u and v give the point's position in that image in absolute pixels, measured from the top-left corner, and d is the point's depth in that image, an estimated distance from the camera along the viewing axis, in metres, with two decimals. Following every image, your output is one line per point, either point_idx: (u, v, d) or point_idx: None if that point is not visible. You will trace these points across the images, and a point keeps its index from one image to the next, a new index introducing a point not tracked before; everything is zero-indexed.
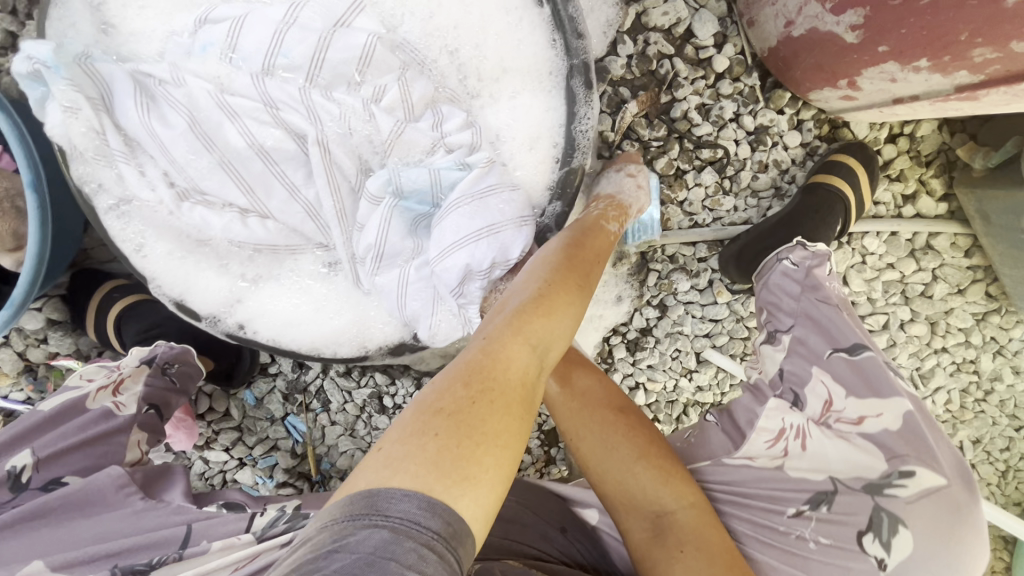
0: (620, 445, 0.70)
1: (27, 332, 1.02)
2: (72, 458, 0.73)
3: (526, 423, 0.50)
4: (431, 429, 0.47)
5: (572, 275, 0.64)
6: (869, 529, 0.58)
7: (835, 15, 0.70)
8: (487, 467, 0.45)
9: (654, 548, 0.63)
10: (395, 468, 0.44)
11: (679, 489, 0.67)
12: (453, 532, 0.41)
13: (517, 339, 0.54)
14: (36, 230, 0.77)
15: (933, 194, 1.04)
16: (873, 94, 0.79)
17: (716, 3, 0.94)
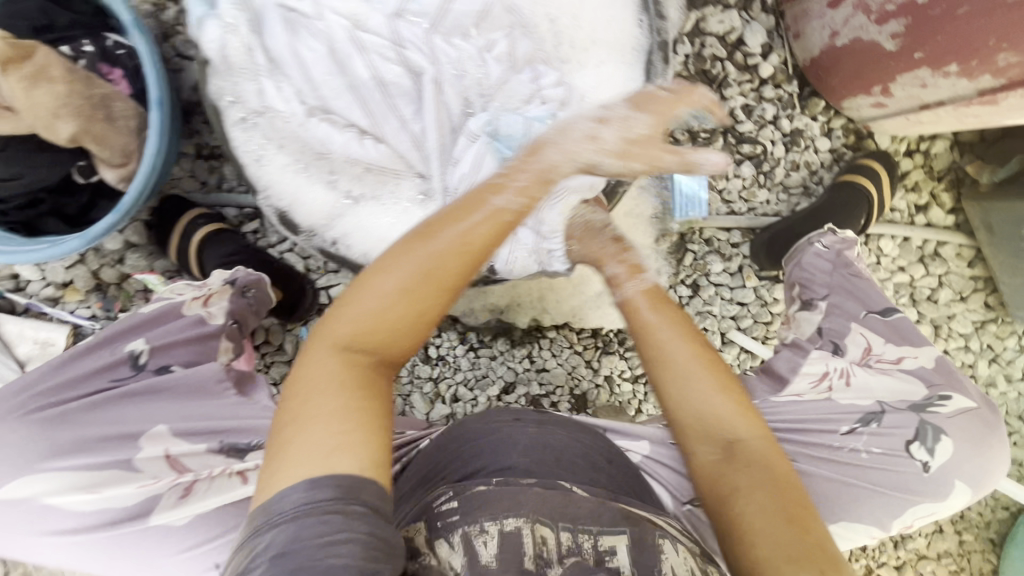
0: (698, 373, 0.70)
1: (105, 253, 1.09)
2: (178, 351, 0.79)
3: (333, 400, 0.53)
4: (293, 417, 0.53)
5: (448, 250, 0.57)
6: (916, 438, 0.68)
7: (878, 25, 0.83)
8: (328, 445, 0.51)
9: (722, 475, 0.65)
10: (272, 463, 0.51)
11: (753, 423, 0.68)
12: (350, 487, 0.49)
13: (320, 348, 0.56)
14: (152, 142, 0.87)
15: (943, 206, 1.16)
16: (902, 100, 0.91)
17: (766, 17, 1.07)
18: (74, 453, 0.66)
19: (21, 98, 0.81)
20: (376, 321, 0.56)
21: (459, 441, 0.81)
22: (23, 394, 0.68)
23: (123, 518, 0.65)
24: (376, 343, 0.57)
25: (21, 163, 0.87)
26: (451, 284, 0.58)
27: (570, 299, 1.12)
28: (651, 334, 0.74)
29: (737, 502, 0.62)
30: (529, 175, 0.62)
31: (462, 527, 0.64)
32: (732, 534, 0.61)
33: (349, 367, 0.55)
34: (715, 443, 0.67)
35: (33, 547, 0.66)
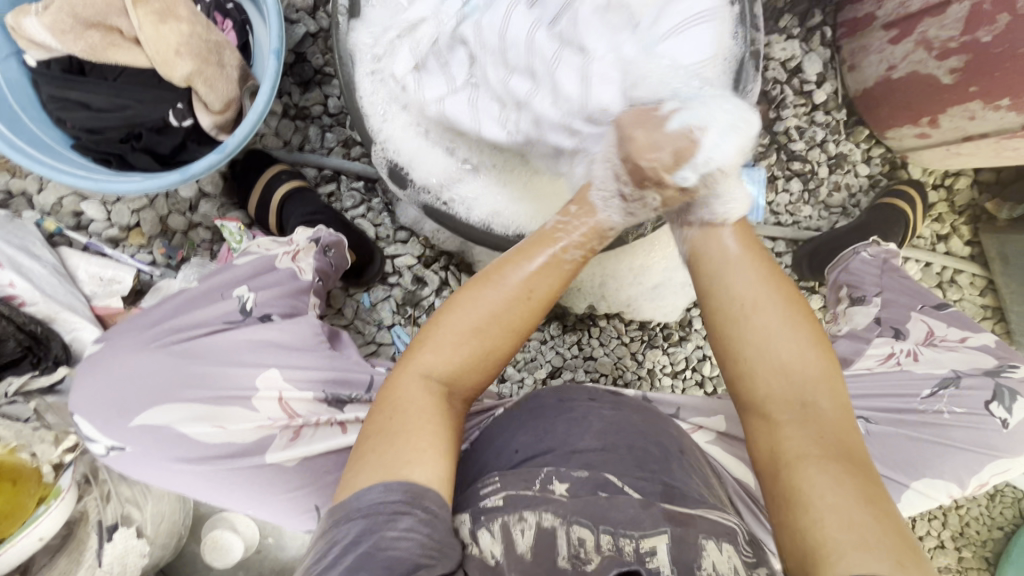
0: (778, 314, 0.60)
1: (176, 200, 1.05)
2: (278, 301, 0.75)
3: (424, 412, 0.57)
4: (383, 424, 0.56)
5: (511, 290, 0.61)
6: (995, 399, 0.76)
7: (938, 61, 0.96)
8: (417, 449, 0.54)
9: (787, 440, 0.55)
10: (366, 453, 0.54)
11: (837, 387, 0.57)
12: (418, 495, 0.51)
13: (441, 361, 0.60)
14: (264, 92, 0.88)
15: (961, 237, 1.26)
16: (947, 131, 1.03)
17: (824, 49, 1.16)
18: (197, 386, 0.66)
19: (148, 31, 0.87)
20: (466, 363, 0.60)
21: (532, 413, 0.68)
22: (154, 328, 0.68)
23: (242, 453, 0.64)
24: (457, 376, 0.61)
25: (125, 95, 0.91)
26: (519, 325, 0.62)
27: (626, 288, 1.19)
28: (710, 268, 0.64)
29: (802, 474, 0.52)
30: (584, 228, 0.66)
31: (502, 518, 0.54)
32: (784, 510, 0.52)
33: (431, 391, 0.59)
34: (791, 404, 0.57)
35: (159, 475, 0.64)
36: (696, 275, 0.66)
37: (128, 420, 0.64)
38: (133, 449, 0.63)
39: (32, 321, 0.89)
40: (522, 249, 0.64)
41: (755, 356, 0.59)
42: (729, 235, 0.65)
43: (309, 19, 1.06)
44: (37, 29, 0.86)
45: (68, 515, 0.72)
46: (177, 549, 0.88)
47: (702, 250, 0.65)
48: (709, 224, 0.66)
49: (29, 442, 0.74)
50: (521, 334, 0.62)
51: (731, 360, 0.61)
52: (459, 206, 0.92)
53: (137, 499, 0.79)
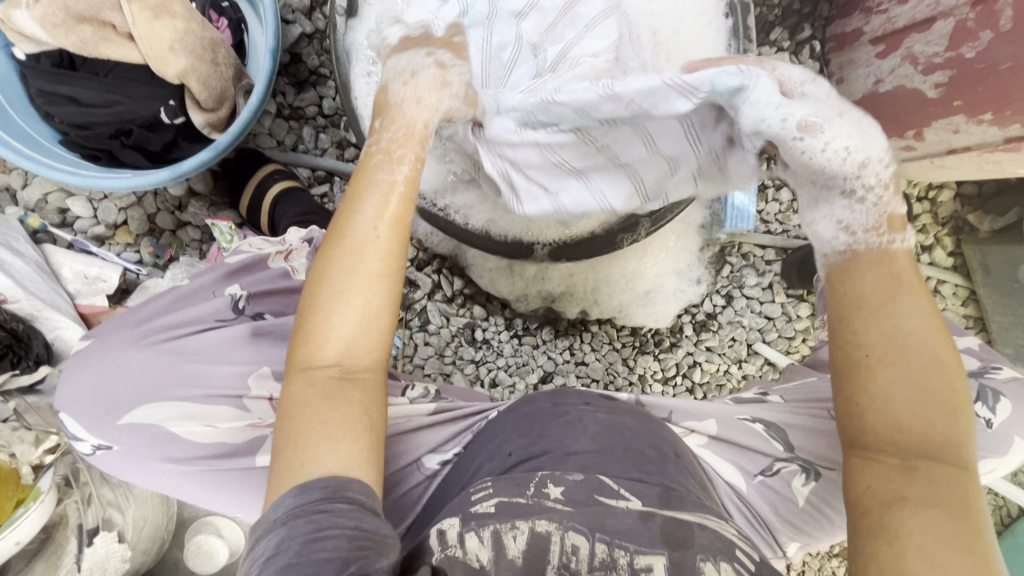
0: (931, 360, 0.52)
1: (165, 197, 1.03)
2: (270, 301, 0.74)
3: (317, 410, 0.53)
4: (288, 420, 0.54)
5: (362, 241, 0.57)
6: (978, 400, 0.76)
7: (924, 75, 0.98)
8: (319, 446, 0.51)
9: (895, 483, 0.50)
10: (278, 464, 0.52)
11: (964, 447, 0.51)
12: (334, 486, 0.49)
13: (318, 353, 0.55)
14: (257, 91, 0.88)
15: (944, 249, 1.29)
16: (932, 144, 1.04)
17: (813, 62, 1.19)
18: (185, 384, 0.64)
19: (142, 27, 0.85)
20: (350, 337, 0.55)
21: (526, 416, 0.67)
22: (141, 328, 0.66)
23: (231, 453, 0.63)
24: (348, 355, 0.55)
25: (115, 91, 0.89)
26: (381, 271, 0.57)
27: (619, 294, 1.19)
28: (870, 301, 0.54)
29: (906, 519, 0.48)
30: (398, 130, 0.65)
31: (494, 525, 0.53)
32: (879, 544, 0.48)
33: (324, 377, 0.54)
34: (907, 449, 0.51)
35: (147, 476, 0.63)
36: (847, 300, 0.56)
37: (118, 418, 0.62)
38: (120, 448, 0.62)
39: (14, 319, 0.86)
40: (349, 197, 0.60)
41: (886, 398, 0.51)
42: (881, 274, 0.55)
43: (306, 20, 1.05)
44: (27, 21, 0.85)
45: (46, 519, 0.71)
46: (159, 554, 0.86)
47: (848, 285, 0.57)
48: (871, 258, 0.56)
49: (7, 442, 0.71)
50: (387, 283, 0.57)
51: (863, 395, 0.52)
52: (454, 214, 0.94)
53: (119, 502, 0.77)
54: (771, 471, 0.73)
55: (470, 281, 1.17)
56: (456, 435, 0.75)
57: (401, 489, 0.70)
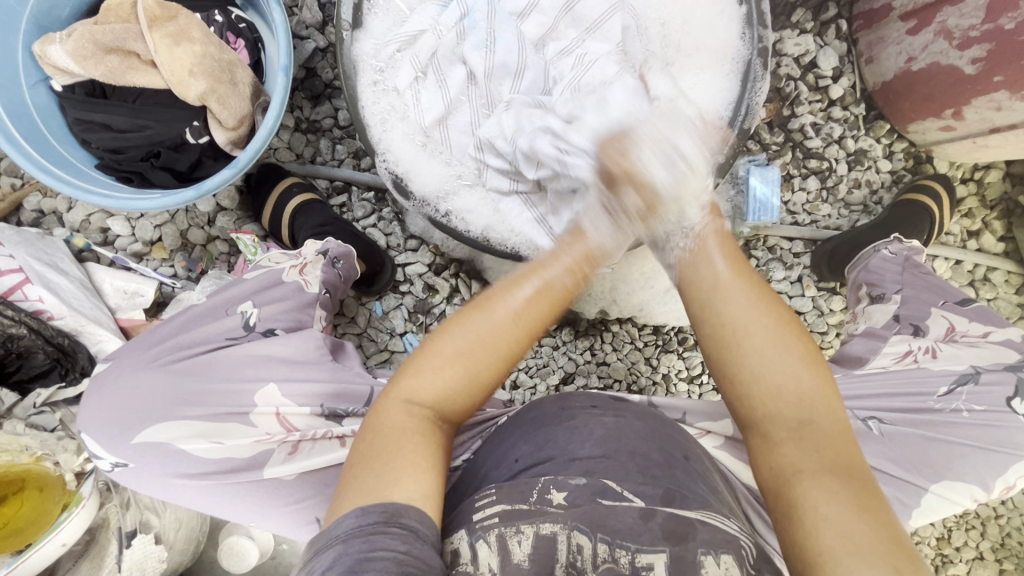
0: (766, 328, 0.60)
1: (195, 214, 1.08)
2: (283, 315, 0.77)
3: (408, 441, 0.55)
4: (368, 452, 0.55)
5: (501, 320, 0.60)
6: (1017, 395, 0.73)
7: (959, 50, 0.93)
8: (402, 473, 0.53)
9: (785, 457, 0.56)
10: (353, 480, 0.52)
11: (831, 402, 0.58)
12: (393, 514, 0.49)
13: (407, 395, 0.58)
14: (273, 108, 0.90)
15: (994, 233, 1.19)
16: (973, 123, 0.98)
17: (839, 43, 1.12)
18: (198, 403, 0.68)
19: (163, 54, 0.90)
20: (448, 388, 0.59)
21: (532, 424, 0.67)
22: (155, 348, 0.71)
23: (241, 468, 0.66)
24: (443, 401, 0.59)
25: (143, 115, 0.94)
26: (506, 353, 0.60)
27: (638, 292, 1.17)
28: (702, 291, 0.64)
29: (802, 488, 0.53)
30: (576, 256, 0.66)
31: (497, 528, 0.53)
32: (790, 521, 0.52)
33: (411, 415, 0.58)
34: (787, 420, 0.57)
35: (163, 490, 0.66)
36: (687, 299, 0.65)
37: (131, 437, 0.66)
38: (135, 465, 0.66)
39: (59, 334, 0.93)
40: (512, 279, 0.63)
41: (750, 380, 0.59)
42: (718, 256, 0.65)
43: (319, 35, 1.08)
44: (61, 56, 0.91)
45: (89, 521, 0.76)
46: (195, 554, 0.91)
47: (690, 277, 0.65)
48: (694, 248, 0.66)
49: (52, 452, 0.79)
50: (508, 357, 0.60)
51: (739, 387, 0.60)
52: (456, 221, 0.91)
53: (155, 506, 0.82)
54: None
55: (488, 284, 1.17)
56: (462, 443, 0.75)
57: None
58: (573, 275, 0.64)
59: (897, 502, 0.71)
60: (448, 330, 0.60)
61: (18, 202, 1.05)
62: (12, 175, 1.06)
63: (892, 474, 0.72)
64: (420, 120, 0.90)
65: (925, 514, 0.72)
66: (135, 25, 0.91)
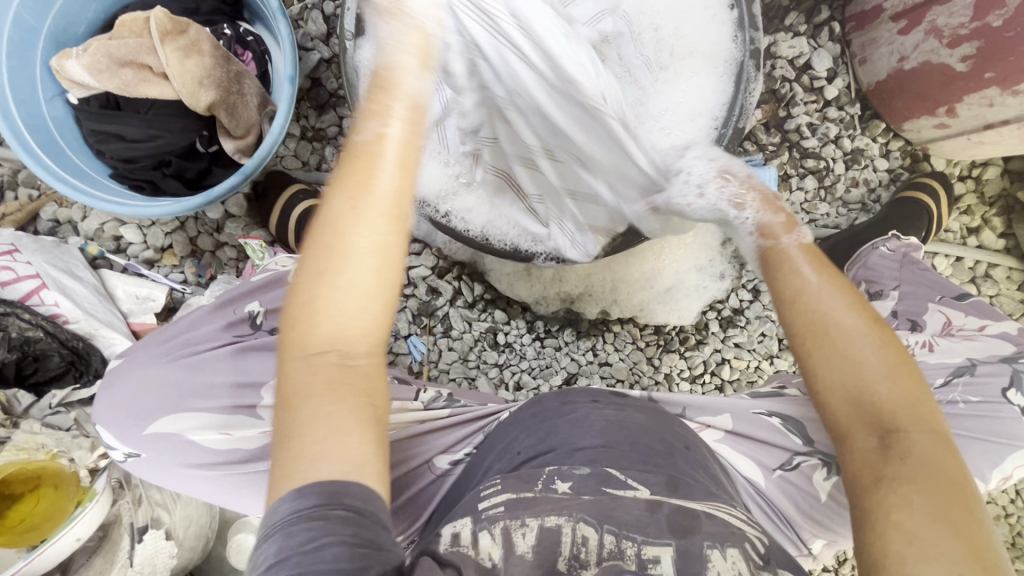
0: (861, 330, 0.56)
1: (205, 221, 1.11)
2: None
3: (319, 395, 0.48)
4: (283, 425, 0.48)
5: (360, 211, 0.51)
6: (1012, 384, 0.73)
7: (950, 49, 0.94)
8: (320, 441, 0.47)
9: (871, 466, 0.52)
10: (270, 473, 0.47)
11: (926, 411, 0.53)
12: (332, 495, 0.44)
13: (296, 341, 0.50)
14: (279, 117, 0.93)
15: (994, 230, 1.19)
16: (967, 120, 1.00)
17: (833, 45, 1.14)
18: (205, 395, 0.69)
19: (174, 67, 0.93)
20: (341, 320, 0.50)
21: (533, 418, 0.68)
22: (165, 345, 0.73)
23: (248, 458, 0.67)
24: (342, 336, 0.50)
25: (155, 125, 0.98)
26: (384, 243, 0.51)
27: (639, 292, 1.18)
28: (789, 294, 0.60)
29: (885, 506, 0.49)
30: (404, 106, 0.53)
31: (503, 521, 0.53)
32: (865, 529, 0.50)
33: (315, 368, 0.50)
34: (878, 425, 0.53)
35: (173, 479, 0.68)
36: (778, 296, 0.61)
37: (144, 428, 0.68)
38: (146, 455, 0.68)
39: (74, 337, 0.96)
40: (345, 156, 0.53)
41: (831, 380, 0.56)
42: (808, 265, 0.61)
43: (323, 46, 1.12)
44: (77, 70, 0.94)
45: (101, 518, 0.78)
46: (205, 552, 0.93)
47: (777, 280, 0.62)
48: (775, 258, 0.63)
49: (68, 449, 0.81)
50: (391, 249, 0.52)
51: (822, 388, 0.56)
52: (454, 220, 0.98)
53: (166, 502, 0.84)
54: (790, 466, 0.73)
55: (490, 287, 1.18)
56: (464, 438, 0.77)
57: (417, 485, 0.73)
58: (404, 117, 0.53)
59: None
60: (319, 253, 0.51)
61: (35, 213, 1.09)
62: (29, 187, 1.10)
63: None
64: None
65: None
66: (147, 39, 0.94)
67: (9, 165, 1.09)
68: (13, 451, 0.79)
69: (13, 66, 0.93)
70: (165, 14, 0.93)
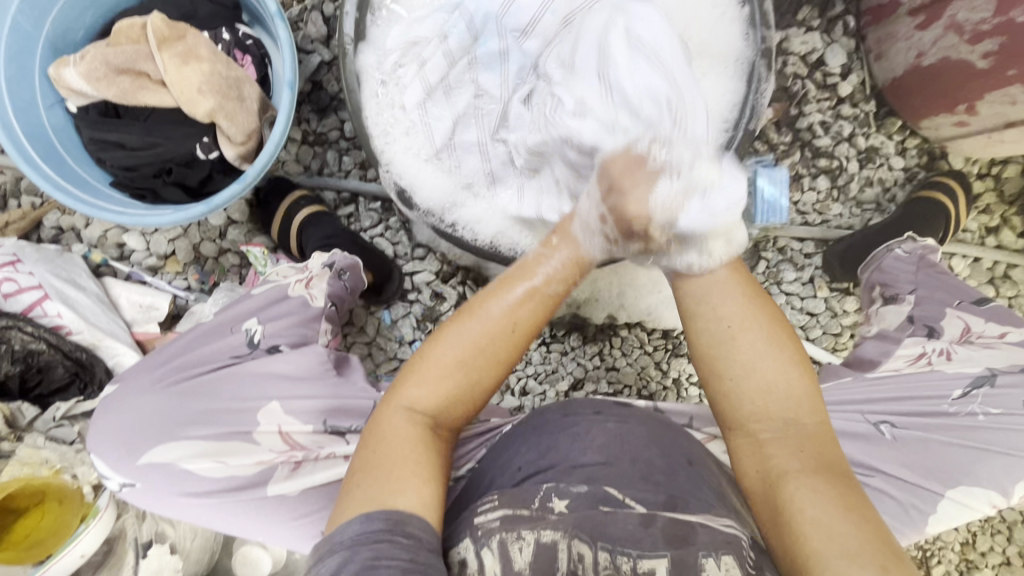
0: (757, 336, 0.62)
1: (207, 228, 1.10)
2: (289, 330, 0.78)
3: (412, 450, 0.57)
4: (369, 460, 0.57)
5: (492, 327, 0.62)
6: None
7: (970, 44, 0.91)
8: (405, 480, 0.54)
9: (773, 462, 0.59)
10: (358, 487, 0.54)
11: (817, 407, 0.62)
12: (397, 521, 0.51)
13: (402, 401, 0.60)
14: (279, 122, 0.92)
15: (1014, 229, 1.16)
16: (987, 118, 0.97)
17: (846, 40, 1.11)
18: (202, 423, 0.69)
19: (172, 73, 0.92)
20: (449, 396, 0.61)
21: (535, 431, 0.66)
22: (161, 369, 0.73)
23: (244, 486, 0.67)
24: (442, 410, 0.61)
25: (155, 133, 0.97)
26: (499, 359, 0.63)
27: (646, 296, 1.16)
28: (697, 291, 0.66)
29: (789, 491, 0.57)
30: (565, 256, 0.67)
31: (499, 534, 0.52)
32: (784, 531, 0.56)
33: (413, 424, 0.59)
34: (773, 424, 0.61)
35: (169, 508, 0.68)
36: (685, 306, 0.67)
37: (137, 457, 0.67)
38: (141, 485, 0.67)
39: (77, 348, 0.96)
40: (502, 280, 0.65)
41: (740, 377, 0.62)
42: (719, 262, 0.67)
43: (324, 49, 1.10)
44: (75, 79, 0.93)
45: (107, 533, 0.78)
46: (210, 563, 0.93)
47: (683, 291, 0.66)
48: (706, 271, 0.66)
49: (71, 464, 0.84)
50: (506, 364, 0.63)
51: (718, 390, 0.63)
52: (463, 230, 0.93)
53: (170, 517, 0.84)
54: None
55: None
56: (468, 452, 0.75)
57: None
58: (567, 273, 0.66)
59: (912, 508, 0.70)
60: (447, 345, 0.61)
61: (38, 221, 1.08)
62: (33, 195, 1.10)
63: (905, 479, 0.71)
64: (430, 138, 0.91)
65: (942, 521, 0.71)
66: (144, 46, 0.93)
67: (11, 173, 1.09)
68: (17, 467, 0.82)
69: (11, 75, 0.92)
70: (163, 20, 0.92)
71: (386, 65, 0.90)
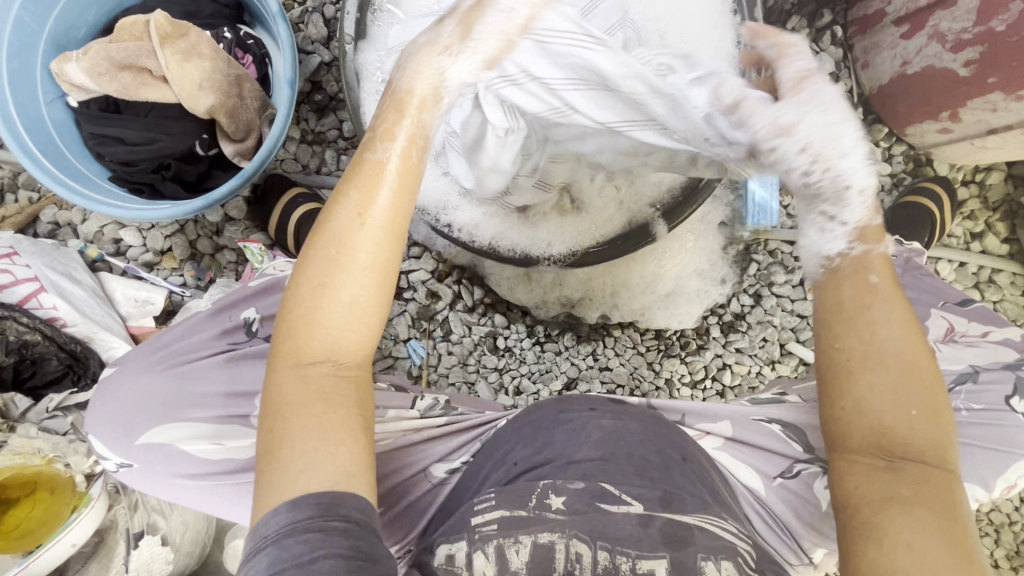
0: (900, 371, 0.53)
1: (204, 224, 1.11)
2: None
3: (316, 410, 0.53)
4: (275, 431, 0.52)
5: (362, 239, 0.54)
6: (1016, 393, 0.73)
7: (953, 53, 0.94)
8: (319, 446, 0.51)
9: (877, 484, 0.52)
10: (264, 472, 0.51)
11: (942, 451, 0.54)
12: (327, 504, 0.48)
13: (291, 355, 0.54)
14: (279, 120, 0.93)
15: (998, 235, 1.18)
16: (970, 125, 0.99)
17: (835, 49, 1.13)
18: (200, 407, 0.69)
19: (174, 69, 0.93)
20: (336, 335, 0.54)
21: (531, 426, 0.67)
22: (157, 355, 0.73)
23: (240, 469, 0.67)
24: (334, 349, 0.55)
25: (155, 128, 0.97)
26: (377, 269, 0.55)
27: (640, 296, 1.17)
28: (838, 310, 0.56)
29: (888, 518, 0.50)
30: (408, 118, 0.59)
31: (496, 539, 0.54)
32: (863, 543, 0.51)
33: (308, 376, 0.54)
34: (891, 455, 0.53)
35: (165, 490, 0.68)
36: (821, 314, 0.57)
37: (134, 440, 0.68)
38: (139, 466, 0.67)
39: (71, 341, 0.96)
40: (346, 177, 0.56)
41: (861, 413, 0.54)
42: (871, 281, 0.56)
43: (323, 49, 1.11)
44: (77, 74, 0.94)
45: (98, 522, 0.78)
46: (201, 556, 0.93)
47: (828, 291, 0.57)
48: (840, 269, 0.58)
49: (64, 453, 0.81)
50: (382, 276, 0.55)
51: (843, 412, 0.54)
52: (461, 232, 0.97)
53: (162, 509, 0.84)
54: (791, 473, 0.72)
55: (490, 290, 1.18)
56: (461, 445, 0.76)
57: (414, 494, 0.72)
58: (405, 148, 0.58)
59: None
60: (312, 279, 0.54)
61: (35, 215, 1.09)
62: (30, 189, 1.10)
63: None
64: None
65: None
66: (146, 43, 0.94)
67: (9, 167, 1.09)
68: (8, 456, 0.79)
69: (13, 68, 0.93)
70: (165, 17, 0.93)
71: (384, 63, 0.92)
